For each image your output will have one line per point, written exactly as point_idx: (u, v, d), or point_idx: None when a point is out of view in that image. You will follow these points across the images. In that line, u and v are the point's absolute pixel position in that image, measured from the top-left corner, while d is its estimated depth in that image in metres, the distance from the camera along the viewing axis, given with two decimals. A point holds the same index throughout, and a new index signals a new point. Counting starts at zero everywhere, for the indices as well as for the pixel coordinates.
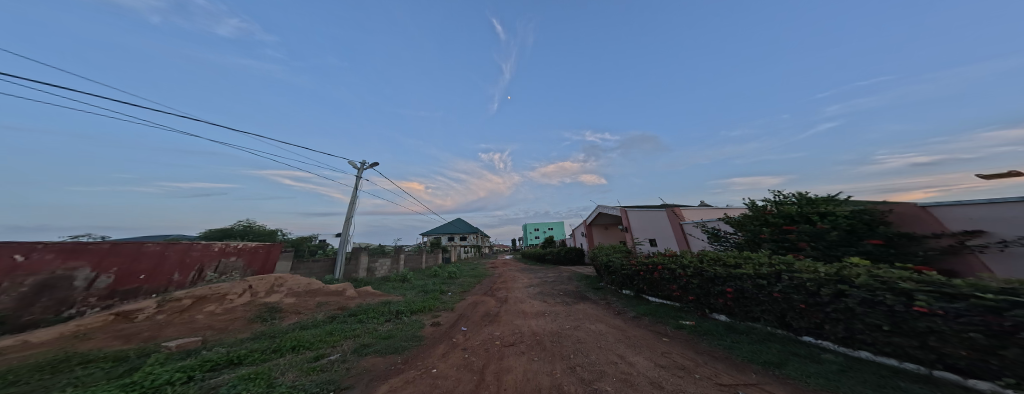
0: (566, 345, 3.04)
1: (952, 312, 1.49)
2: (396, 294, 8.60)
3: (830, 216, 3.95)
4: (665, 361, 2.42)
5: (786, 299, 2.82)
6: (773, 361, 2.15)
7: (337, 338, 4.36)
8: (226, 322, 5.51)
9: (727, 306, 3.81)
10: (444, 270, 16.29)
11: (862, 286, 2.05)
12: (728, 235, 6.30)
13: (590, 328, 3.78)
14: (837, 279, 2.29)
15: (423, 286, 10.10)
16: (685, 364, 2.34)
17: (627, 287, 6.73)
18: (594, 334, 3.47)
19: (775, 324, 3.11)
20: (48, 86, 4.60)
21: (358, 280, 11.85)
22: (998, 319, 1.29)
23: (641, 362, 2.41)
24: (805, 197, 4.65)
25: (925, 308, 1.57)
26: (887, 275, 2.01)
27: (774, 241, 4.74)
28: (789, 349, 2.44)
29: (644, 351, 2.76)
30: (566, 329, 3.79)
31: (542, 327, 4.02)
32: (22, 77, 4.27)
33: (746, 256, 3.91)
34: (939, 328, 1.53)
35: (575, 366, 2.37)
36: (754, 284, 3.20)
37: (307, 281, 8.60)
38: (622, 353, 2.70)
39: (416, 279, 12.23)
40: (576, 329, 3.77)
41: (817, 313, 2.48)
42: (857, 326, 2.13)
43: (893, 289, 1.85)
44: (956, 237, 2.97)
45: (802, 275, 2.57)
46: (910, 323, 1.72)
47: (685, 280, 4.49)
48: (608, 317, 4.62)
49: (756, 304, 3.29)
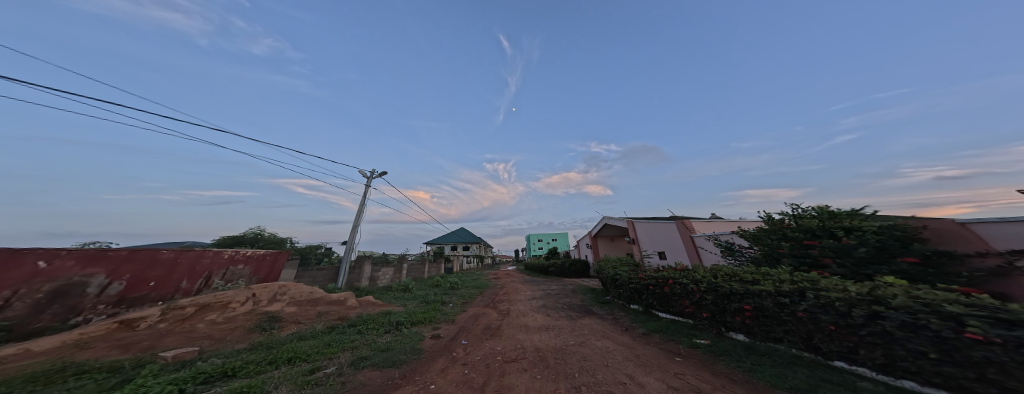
0: (571, 363, 2.84)
1: (1013, 341, 1.32)
2: (396, 304, 8.51)
3: (856, 232, 3.75)
4: (678, 383, 2.21)
5: (812, 319, 2.58)
6: (801, 387, 1.93)
7: (334, 350, 4.28)
8: (225, 332, 5.51)
9: (745, 325, 3.51)
10: (446, 279, 16.04)
11: (901, 308, 1.86)
12: (743, 250, 5.99)
13: (595, 345, 3.57)
14: (871, 299, 2.09)
15: (424, 296, 9.95)
16: (700, 387, 2.13)
17: (635, 302, 6.39)
18: (600, 351, 3.25)
19: (800, 346, 2.85)
20: (87, 99, 5.05)
21: (360, 289, 11.82)
22: None
23: (651, 383, 2.21)
24: (827, 210, 4.43)
25: (979, 336, 1.41)
26: (929, 297, 1.82)
27: (795, 257, 4.46)
28: (820, 375, 2.20)
29: (655, 371, 2.54)
30: (570, 346, 3.57)
31: (545, 342, 3.80)
32: (64, 92, 4.71)
33: (764, 272, 3.65)
34: (998, 358, 1.36)
35: (580, 386, 2.20)
36: (775, 302, 2.96)
37: (310, 289, 8.64)
38: (631, 372, 2.51)
39: (418, 289, 12.08)
40: (581, 346, 3.55)
41: (849, 336, 2.25)
42: (897, 352, 1.90)
43: (938, 312, 1.66)
44: (1004, 257, 2.62)
45: (830, 294, 2.37)
46: (962, 351, 1.53)
47: (699, 296, 4.22)
48: (615, 333, 4.36)
49: (778, 324, 3.03)
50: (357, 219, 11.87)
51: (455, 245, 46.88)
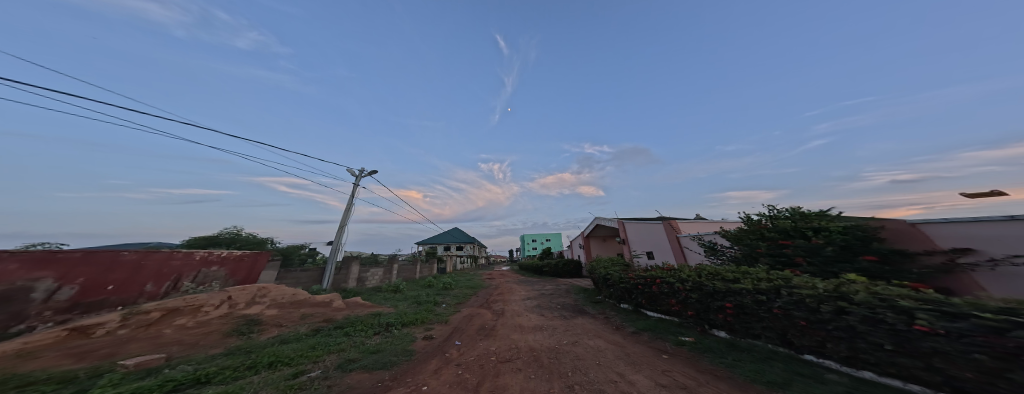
0: (564, 362, 2.92)
1: (954, 332, 1.50)
2: (387, 305, 8.34)
3: (825, 233, 4.07)
4: (666, 381, 2.32)
5: (786, 315, 2.79)
6: (777, 381, 2.08)
7: (319, 353, 4.14)
8: (197, 337, 5.17)
9: (727, 323, 3.72)
10: (438, 280, 15.81)
11: (862, 304, 2.04)
12: (724, 249, 6.34)
13: (588, 344, 3.67)
14: (837, 295, 2.28)
15: (416, 296, 9.78)
16: (686, 383, 2.24)
17: (625, 301, 6.61)
18: (593, 350, 3.36)
19: (776, 342, 3.07)
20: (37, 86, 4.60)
21: (347, 291, 11.43)
22: (1001, 339, 1.29)
23: (641, 381, 2.31)
24: (799, 211, 4.78)
25: (928, 328, 1.58)
26: (886, 293, 2.01)
27: (771, 256, 4.75)
28: (794, 368, 2.39)
29: (644, 369, 2.66)
30: (564, 345, 3.65)
31: (539, 342, 3.87)
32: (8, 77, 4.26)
33: (744, 270, 3.87)
34: (943, 348, 1.53)
35: (574, 385, 2.25)
36: (754, 300, 3.16)
37: (293, 291, 8.27)
38: (621, 370, 2.61)
39: (409, 290, 11.86)
40: (574, 345, 3.65)
41: (818, 331, 2.45)
42: (859, 345, 2.10)
43: (893, 306, 1.85)
44: (948, 254, 2.99)
45: (802, 291, 2.57)
46: (914, 342, 1.70)
47: (684, 294, 4.43)
48: (606, 332, 4.51)
49: (756, 320, 3.24)
50: (345, 219, 11.45)
51: (448, 245, 46.35)
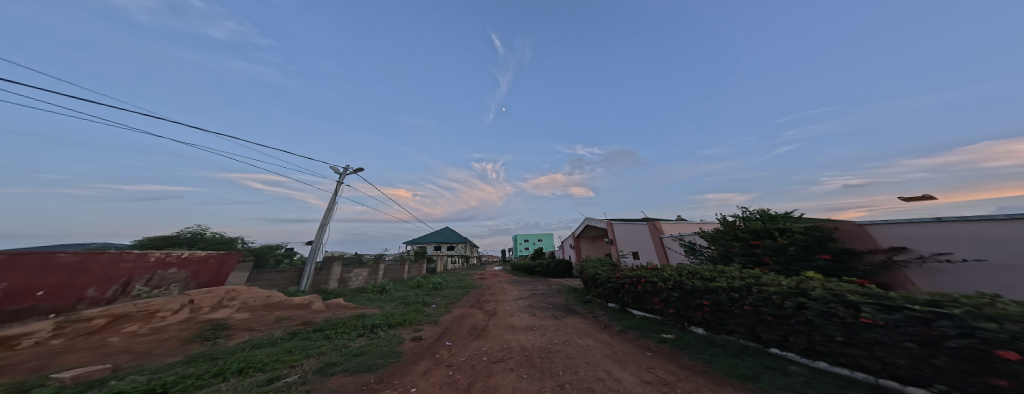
0: (556, 362, 3.00)
1: (891, 323, 1.73)
2: (372, 306, 8.04)
3: (788, 233, 4.48)
4: (650, 377, 2.45)
5: (756, 311, 3.05)
6: (748, 374, 2.28)
7: (297, 357, 3.92)
8: (152, 344, 4.67)
9: (705, 320, 4.00)
10: (427, 280, 15.47)
11: (818, 299, 2.29)
12: (702, 249, 6.80)
13: (578, 343, 3.80)
14: (798, 292, 2.54)
15: (404, 297, 9.52)
16: (668, 379, 2.38)
17: (613, 301, 6.89)
18: (582, 349, 3.48)
19: (747, 337, 3.35)
20: None
21: (328, 292, 10.87)
22: (926, 328, 1.53)
23: (627, 378, 2.42)
24: (767, 213, 5.22)
25: (871, 320, 1.82)
26: (838, 288, 2.26)
27: (743, 255, 5.13)
28: (761, 362, 2.64)
29: (630, 367, 2.79)
30: (555, 345, 3.75)
31: (531, 342, 3.94)
32: None
33: (720, 269, 4.16)
34: (882, 338, 1.77)
35: (564, 384, 2.32)
36: (729, 298, 3.43)
37: (266, 294, 7.74)
38: (609, 368, 2.73)
39: (396, 291, 11.52)
40: (564, 344, 3.75)
41: (783, 325, 2.71)
42: (816, 337, 2.35)
43: (843, 301, 2.09)
44: (886, 252, 3.46)
45: (769, 288, 2.82)
46: (859, 333, 1.94)
47: (667, 293, 4.70)
48: (595, 331, 4.68)
49: (730, 317, 3.51)
50: (326, 217, 10.82)
51: (437, 244, 45.40)
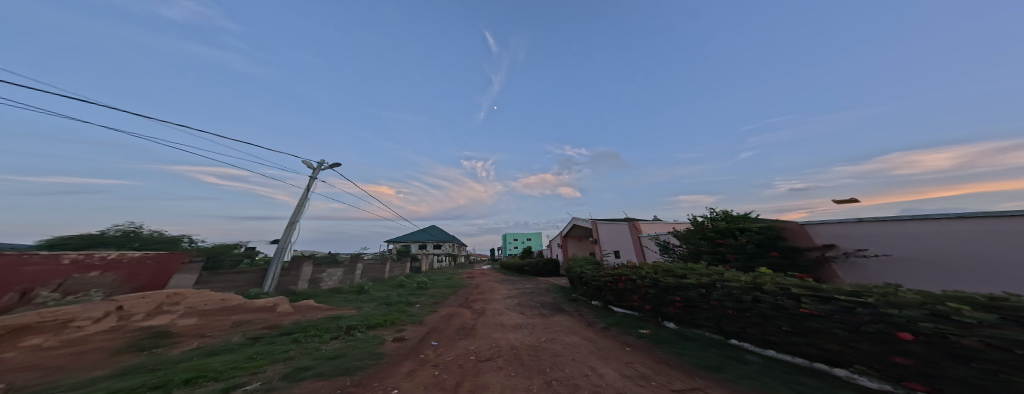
0: (543, 359, 3.09)
1: (825, 312, 2.18)
2: (348, 307, 7.60)
3: (748, 232, 5.07)
4: (630, 372, 2.62)
5: (721, 306, 3.42)
6: (714, 365, 2.57)
7: (260, 363, 3.60)
8: (68, 356, 3.93)
9: (677, 315, 4.39)
10: (410, 280, 14.92)
11: (770, 293, 2.69)
12: (676, 248, 7.40)
13: (565, 341, 3.95)
14: (754, 286, 2.93)
15: (385, 297, 9.11)
16: (646, 373, 2.56)
17: (597, 298, 7.26)
18: (569, 347, 3.63)
19: (713, 330, 3.74)
20: None
21: (296, 294, 10.02)
22: (852, 315, 1.98)
23: (609, 373, 2.56)
24: (730, 214, 5.82)
25: (812, 310, 2.26)
26: (786, 282, 2.65)
27: (711, 253, 5.70)
28: (724, 352, 2.99)
29: (612, 362, 2.98)
30: (543, 342, 3.87)
31: (519, 340, 4.02)
32: None
33: (690, 267, 4.56)
34: (821, 326, 2.22)
35: (552, 381, 2.40)
36: (698, 293, 3.78)
37: (220, 297, 6.99)
38: (593, 364, 2.88)
39: (376, 291, 10.98)
40: (552, 342, 3.89)
41: (743, 318, 3.11)
42: (769, 328, 2.77)
43: (789, 293, 2.53)
44: None
45: (731, 284, 3.18)
46: (804, 322, 2.39)
47: (644, 290, 5.05)
48: (581, 329, 4.90)
49: (699, 312, 3.90)
50: (297, 215, 9.85)
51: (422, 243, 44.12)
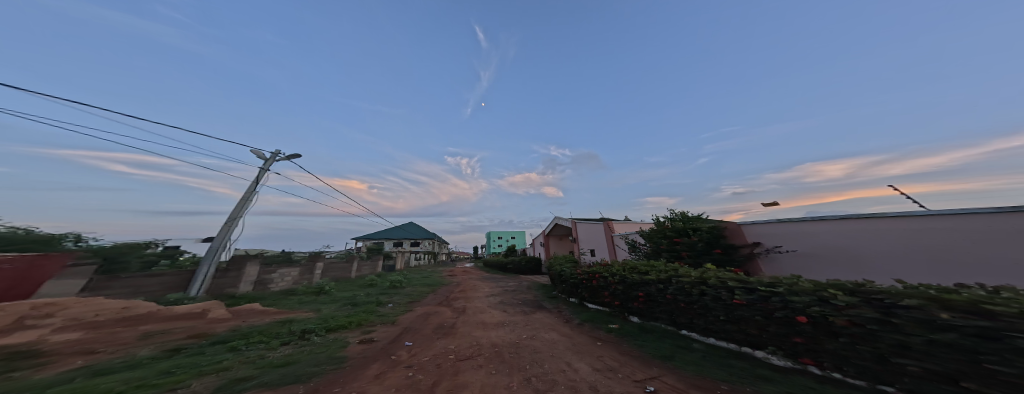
0: (524, 356, 3.21)
1: (750, 301, 2.89)
2: (303, 310, 6.80)
3: (700, 232, 6.13)
4: (600, 365, 2.87)
5: (674, 299, 3.98)
6: (667, 355, 2.99)
7: (184, 376, 3.03)
8: None
9: (639, 309, 4.93)
10: (381, 279, 13.85)
11: (712, 286, 3.35)
12: (641, 246, 8.21)
13: (544, 337, 4.14)
14: (701, 280, 3.56)
15: (349, 298, 8.35)
16: (613, 365, 2.84)
17: (574, 295, 7.71)
18: (548, 343, 3.82)
19: (667, 322, 4.30)
20: None
21: (234, 298, 8.55)
22: (767, 303, 2.70)
23: (583, 368, 2.77)
24: (684, 214, 6.72)
25: (741, 300, 2.95)
26: (725, 277, 3.31)
27: (669, 250, 6.55)
28: (675, 342, 3.50)
29: (585, 357, 3.23)
30: (524, 339, 4.01)
31: (500, 337, 4.09)
32: None
33: (652, 264, 5.15)
34: (747, 314, 2.92)
35: (531, 378, 2.52)
36: (657, 289, 4.31)
37: (121, 305, 5.60)
38: (569, 360, 3.09)
39: (339, 291, 9.99)
40: (532, 339, 4.04)
41: (692, 310, 3.70)
42: (711, 319, 3.42)
43: (724, 285, 3.22)
44: None
45: (683, 279, 3.77)
46: (735, 311, 3.08)
47: (614, 287, 5.54)
48: (560, 325, 5.17)
49: (657, 306, 4.44)
50: (240, 211, 8.33)
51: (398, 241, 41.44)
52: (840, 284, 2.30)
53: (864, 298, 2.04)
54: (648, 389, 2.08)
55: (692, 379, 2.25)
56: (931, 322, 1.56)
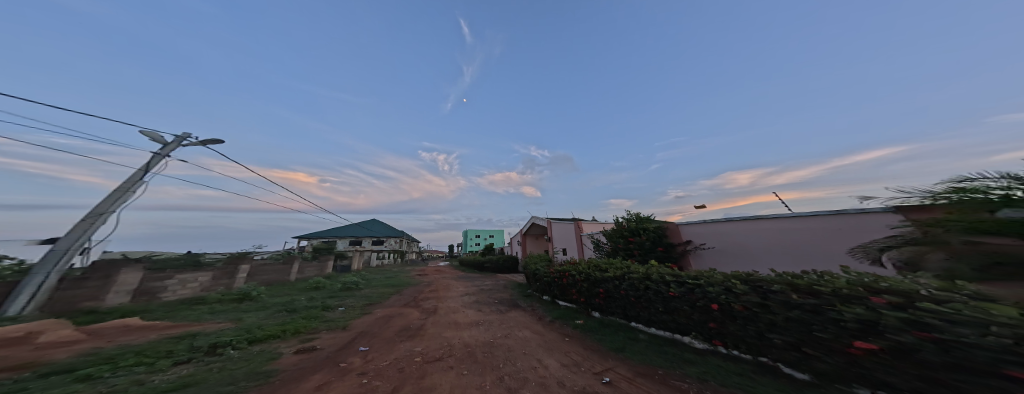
0: (497, 355, 3.24)
1: (680, 293, 3.53)
2: (218, 321, 5.51)
3: (649, 231, 7.09)
4: (568, 361, 3.11)
5: (626, 294, 4.55)
6: (620, 346, 3.42)
7: None
8: None
9: (599, 305, 5.46)
10: (333, 282, 12.08)
11: (654, 280, 3.96)
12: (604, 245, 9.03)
13: (518, 336, 4.25)
14: (646, 276, 4.16)
15: (287, 304, 7.10)
16: (578, 360, 3.10)
17: (546, 293, 8.05)
18: (521, 341, 3.94)
19: (621, 316, 4.88)
20: None
21: (101, 313, 6.35)
22: (692, 295, 3.37)
23: (552, 364, 2.96)
24: (638, 215, 7.67)
25: (673, 292, 3.59)
26: (664, 272, 3.95)
27: (624, 248, 7.43)
28: (626, 335, 4.03)
29: (555, 353, 3.44)
30: (498, 338, 4.05)
31: (473, 337, 4.05)
32: None
33: (610, 262, 5.76)
34: (678, 305, 3.57)
35: (503, 377, 2.57)
36: (614, 285, 4.86)
37: None
38: (540, 357, 3.26)
39: (273, 297, 8.39)
40: (506, 337, 4.11)
41: (639, 302, 4.29)
42: (653, 310, 4.03)
43: (661, 279, 3.85)
44: None
45: (634, 275, 4.35)
46: (669, 302, 3.71)
47: (580, 284, 6.01)
48: (533, 323, 5.36)
49: (614, 301, 5.00)
50: None
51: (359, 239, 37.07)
52: (738, 275, 3.08)
53: (752, 285, 2.83)
54: (605, 380, 2.35)
55: (640, 367, 2.62)
56: (792, 304, 2.39)
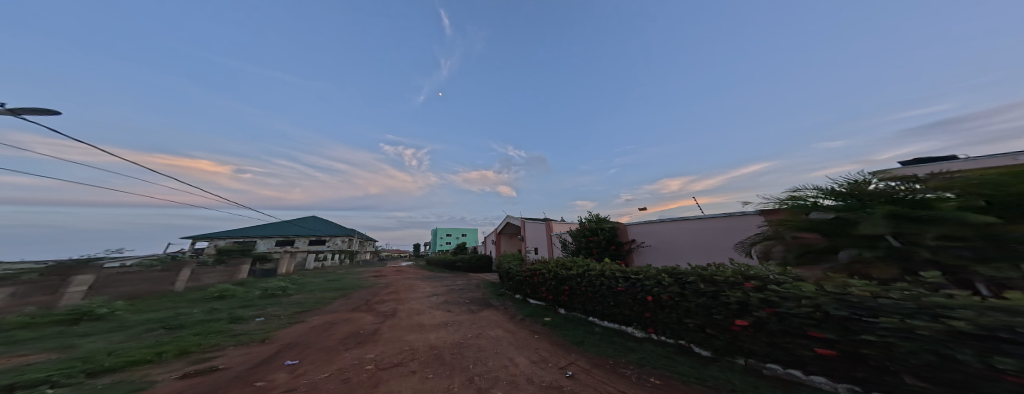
0: (466, 356, 3.18)
1: (625, 287, 4.10)
2: (47, 349, 3.86)
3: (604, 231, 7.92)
4: (536, 356, 3.28)
5: (585, 289, 5.05)
6: (579, 340, 3.81)
7: None
8: None
9: (564, 302, 5.91)
10: (257, 288, 9.78)
11: (606, 276, 4.50)
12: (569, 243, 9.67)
13: (489, 335, 4.26)
14: (601, 273, 4.69)
15: (178, 318, 5.43)
16: (545, 355, 3.31)
17: (518, 292, 8.25)
18: (492, 340, 3.97)
19: (583, 311, 5.39)
20: None
21: None
22: (634, 289, 3.95)
23: (522, 361, 3.08)
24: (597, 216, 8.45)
25: (620, 287, 4.14)
26: (614, 269, 4.50)
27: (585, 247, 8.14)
28: (583, 329, 4.52)
29: (525, 350, 3.58)
30: (468, 339, 3.98)
31: (440, 339, 3.89)
32: None
33: (574, 260, 6.25)
34: (624, 298, 4.14)
35: (473, 377, 2.54)
36: (576, 281, 5.33)
37: None
38: (511, 354, 3.35)
39: (157, 312, 6.30)
40: (477, 337, 4.08)
41: (595, 296, 4.81)
42: (607, 304, 4.57)
43: (611, 275, 4.41)
44: None
45: (591, 272, 4.86)
46: (618, 295, 4.27)
47: (548, 281, 6.38)
48: (505, 322, 5.45)
49: (576, 298, 5.47)
50: None
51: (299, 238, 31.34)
52: (666, 268, 3.70)
53: (675, 277, 3.45)
54: (569, 373, 2.58)
55: (596, 357, 2.96)
56: (700, 292, 3.04)
